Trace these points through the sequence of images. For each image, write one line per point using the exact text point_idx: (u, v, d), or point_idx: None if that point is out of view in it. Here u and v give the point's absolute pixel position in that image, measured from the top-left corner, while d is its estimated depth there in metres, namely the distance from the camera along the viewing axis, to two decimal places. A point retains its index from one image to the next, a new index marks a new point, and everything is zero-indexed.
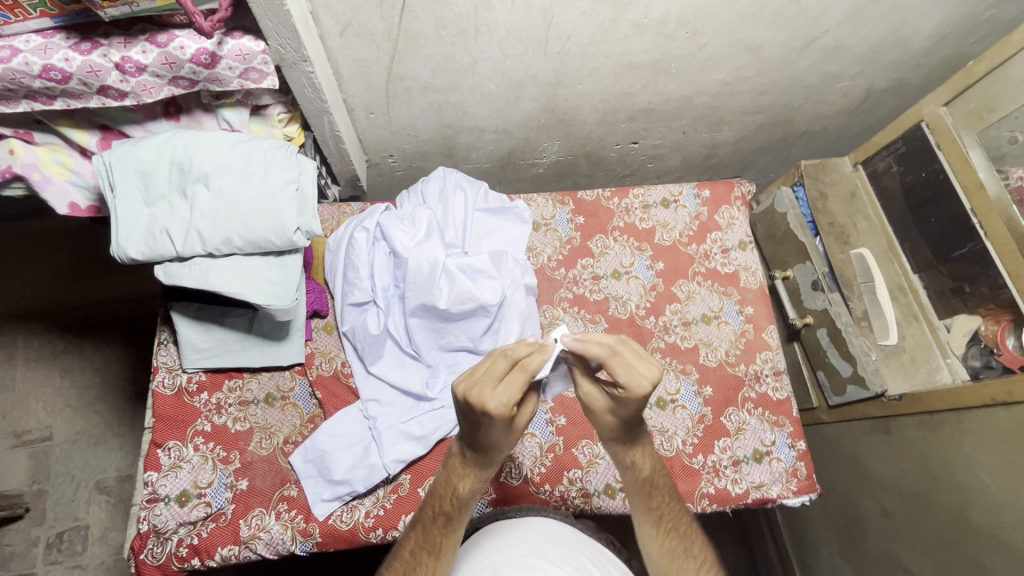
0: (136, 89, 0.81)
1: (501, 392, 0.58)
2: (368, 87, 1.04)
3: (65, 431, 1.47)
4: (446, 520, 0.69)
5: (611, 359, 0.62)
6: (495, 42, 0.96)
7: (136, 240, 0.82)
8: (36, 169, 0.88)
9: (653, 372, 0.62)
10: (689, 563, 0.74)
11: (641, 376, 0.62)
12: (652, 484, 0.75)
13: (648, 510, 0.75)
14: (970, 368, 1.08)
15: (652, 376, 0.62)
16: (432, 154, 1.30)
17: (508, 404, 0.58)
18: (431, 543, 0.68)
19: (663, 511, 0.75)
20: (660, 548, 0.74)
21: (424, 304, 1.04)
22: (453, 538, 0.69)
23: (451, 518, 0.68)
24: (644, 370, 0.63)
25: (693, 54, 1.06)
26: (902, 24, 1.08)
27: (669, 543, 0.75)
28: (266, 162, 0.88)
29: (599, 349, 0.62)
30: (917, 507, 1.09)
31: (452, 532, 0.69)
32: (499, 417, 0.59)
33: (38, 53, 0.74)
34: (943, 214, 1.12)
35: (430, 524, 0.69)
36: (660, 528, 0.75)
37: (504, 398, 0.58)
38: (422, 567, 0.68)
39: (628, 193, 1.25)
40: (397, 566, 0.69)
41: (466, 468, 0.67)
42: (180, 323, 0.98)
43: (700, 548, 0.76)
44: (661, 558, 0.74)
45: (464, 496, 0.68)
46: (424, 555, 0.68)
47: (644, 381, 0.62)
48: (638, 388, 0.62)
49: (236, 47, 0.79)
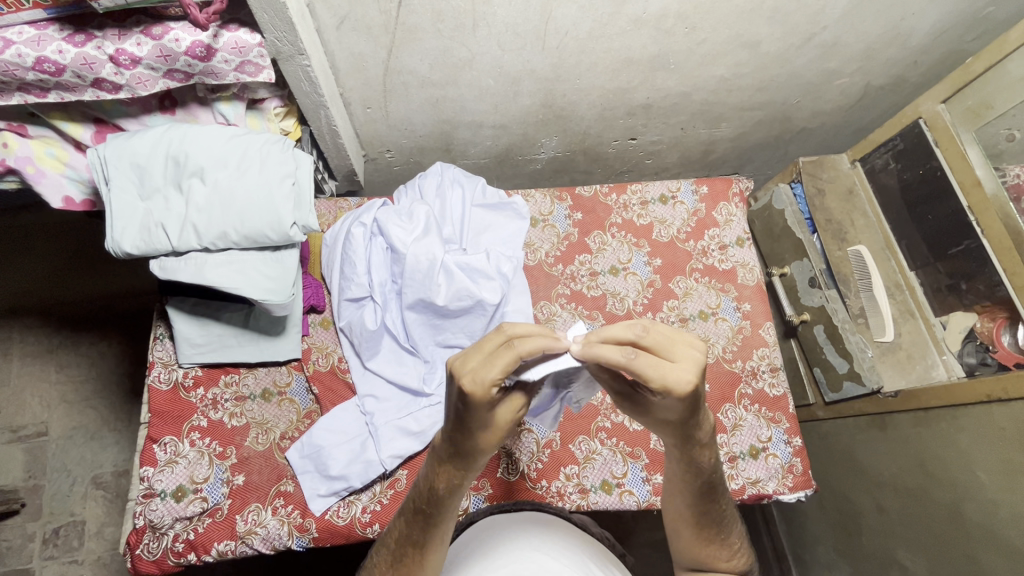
0: (131, 83, 0.80)
1: (483, 369, 0.52)
2: (365, 81, 1.03)
3: (61, 426, 1.46)
4: (425, 517, 0.64)
5: (639, 358, 0.53)
6: (493, 36, 0.96)
7: (131, 234, 0.82)
8: (30, 162, 0.87)
9: (689, 358, 0.54)
10: (722, 550, 0.70)
11: (677, 369, 0.54)
12: (709, 482, 0.66)
13: (693, 505, 0.67)
14: (966, 365, 1.09)
15: (690, 362, 0.54)
16: (430, 149, 1.30)
17: (492, 383, 0.53)
18: (416, 538, 0.65)
19: (710, 509, 0.67)
20: (693, 538, 0.69)
21: (422, 300, 1.04)
22: (437, 532, 0.65)
23: (429, 515, 0.64)
24: (681, 359, 0.54)
25: (691, 49, 1.06)
26: (901, 20, 1.08)
27: (705, 533, 0.69)
28: (263, 156, 0.87)
29: (620, 354, 0.53)
30: (912, 502, 1.09)
31: (432, 530, 0.65)
32: (479, 400, 0.53)
33: (32, 45, 0.73)
34: (940, 212, 1.12)
35: (411, 519, 0.65)
36: (698, 523, 0.68)
37: (491, 373, 0.52)
38: (407, 559, 0.65)
39: (627, 189, 1.25)
40: (384, 557, 0.67)
41: (449, 466, 0.61)
42: (176, 318, 0.98)
43: (735, 535, 0.70)
44: (693, 545, 0.70)
45: (441, 496, 0.63)
46: (408, 547, 0.65)
47: (681, 373, 0.53)
48: (679, 384, 0.53)
49: (232, 40, 0.78)
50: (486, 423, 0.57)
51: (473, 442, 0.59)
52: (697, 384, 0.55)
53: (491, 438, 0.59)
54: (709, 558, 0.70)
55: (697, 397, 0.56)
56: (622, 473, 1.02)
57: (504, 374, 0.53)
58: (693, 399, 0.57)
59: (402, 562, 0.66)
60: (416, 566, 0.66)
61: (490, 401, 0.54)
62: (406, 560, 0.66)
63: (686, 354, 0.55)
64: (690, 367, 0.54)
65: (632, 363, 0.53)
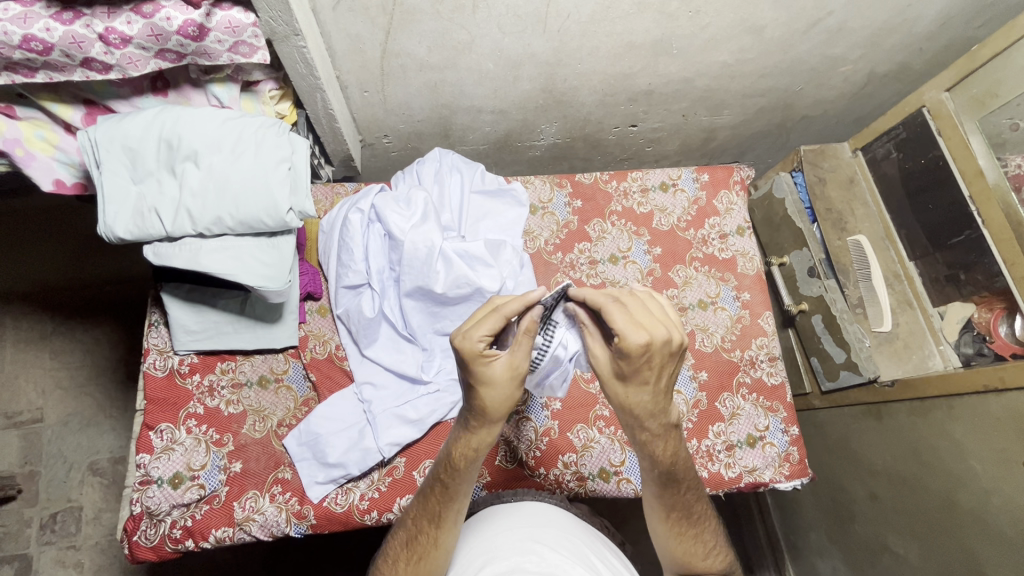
0: (122, 62, 0.78)
1: (473, 329, 0.58)
2: (362, 64, 1.01)
3: (57, 412, 1.45)
4: (443, 488, 0.68)
5: (613, 303, 0.59)
6: (493, 18, 0.94)
7: (124, 219, 0.80)
8: (19, 144, 0.85)
9: (657, 328, 0.56)
10: (698, 546, 0.74)
11: (639, 326, 0.56)
12: (670, 473, 0.69)
13: (660, 496, 0.71)
14: (962, 355, 1.10)
15: (658, 331, 0.56)
16: (427, 134, 1.28)
17: (480, 342, 0.57)
18: (432, 513, 0.69)
19: (676, 500, 0.71)
20: (666, 532, 0.73)
21: (420, 287, 1.03)
22: (453, 507, 0.69)
23: (448, 485, 0.68)
24: (647, 322, 0.57)
25: (695, 34, 1.04)
26: (909, 5, 1.06)
27: (678, 528, 0.73)
28: (258, 139, 0.85)
29: (602, 297, 0.59)
30: (905, 491, 1.10)
31: (449, 502, 0.69)
32: (472, 359, 0.57)
33: (17, 22, 0.70)
34: (941, 201, 1.11)
35: (429, 492, 0.70)
36: (670, 516, 0.72)
37: (476, 337, 0.57)
38: (423, 534, 0.69)
39: (627, 176, 1.24)
40: (400, 538, 0.71)
41: (471, 432, 0.65)
42: (171, 304, 0.96)
43: (710, 531, 0.75)
44: (668, 540, 0.73)
45: (460, 468, 0.67)
46: (424, 522, 0.70)
47: (640, 332, 0.55)
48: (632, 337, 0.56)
49: (226, 20, 0.76)
50: (486, 379, 0.59)
51: (480, 401, 0.61)
52: (651, 351, 0.56)
53: (496, 396, 0.61)
54: (690, 556, 0.74)
55: (644, 361, 0.56)
56: (621, 461, 1.02)
57: (491, 332, 0.58)
58: (643, 368, 0.58)
59: (417, 541, 0.69)
60: (430, 545, 0.69)
61: (484, 357, 0.58)
62: (421, 538, 0.69)
63: (656, 324, 0.57)
64: (650, 332, 0.56)
65: (606, 306, 0.58)
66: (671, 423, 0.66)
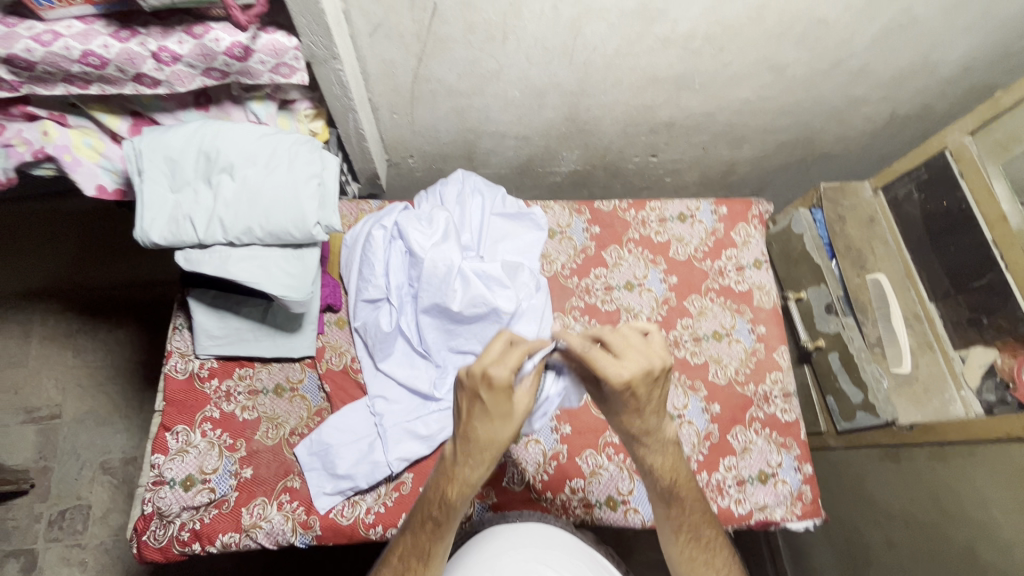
0: (170, 79, 0.83)
1: (504, 360, 0.61)
2: (394, 87, 1.05)
3: (74, 409, 1.49)
4: (434, 525, 0.69)
5: (591, 348, 0.65)
6: (522, 49, 0.97)
7: (159, 225, 0.84)
8: (68, 151, 0.90)
9: (636, 362, 0.63)
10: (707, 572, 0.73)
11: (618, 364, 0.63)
12: (671, 490, 0.73)
13: (667, 517, 0.74)
14: (984, 403, 1.07)
15: (637, 365, 0.63)
16: (452, 156, 1.32)
17: (508, 374, 0.60)
18: (421, 549, 0.70)
19: (684, 521, 0.73)
20: (679, 557, 0.74)
21: (437, 304, 1.05)
22: (440, 542, 0.70)
23: (439, 521, 0.68)
24: (627, 359, 0.63)
25: (717, 70, 1.07)
26: (931, 51, 1.08)
27: (689, 551, 0.74)
28: (291, 155, 0.89)
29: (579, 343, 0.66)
30: (925, 540, 1.07)
31: (439, 537, 0.69)
32: (499, 388, 0.60)
33: (79, 39, 0.76)
34: (963, 244, 1.10)
35: (419, 529, 0.70)
36: (683, 536, 0.73)
37: (502, 370, 0.60)
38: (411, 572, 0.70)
39: (645, 206, 1.26)
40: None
41: (468, 473, 0.65)
42: (196, 309, 0.99)
43: (720, 559, 0.74)
44: (681, 567, 0.74)
45: (452, 505, 0.67)
46: (412, 560, 0.70)
47: (622, 370, 0.62)
48: (614, 376, 0.62)
49: (270, 43, 0.81)
50: (505, 410, 0.62)
51: (490, 431, 0.63)
52: (634, 385, 0.62)
53: (508, 427, 0.63)
54: None
55: (630, 394, 0.63)
56: (629, 490, 1.00)
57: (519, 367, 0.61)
58: (630, 399, 0.65)
59: None
60: None
61: (508, 388, 0.61)
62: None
63: (635, 359, 0.63)
64: (631, 368, 0.62)
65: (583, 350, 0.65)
66: (668, 439, 0.71)
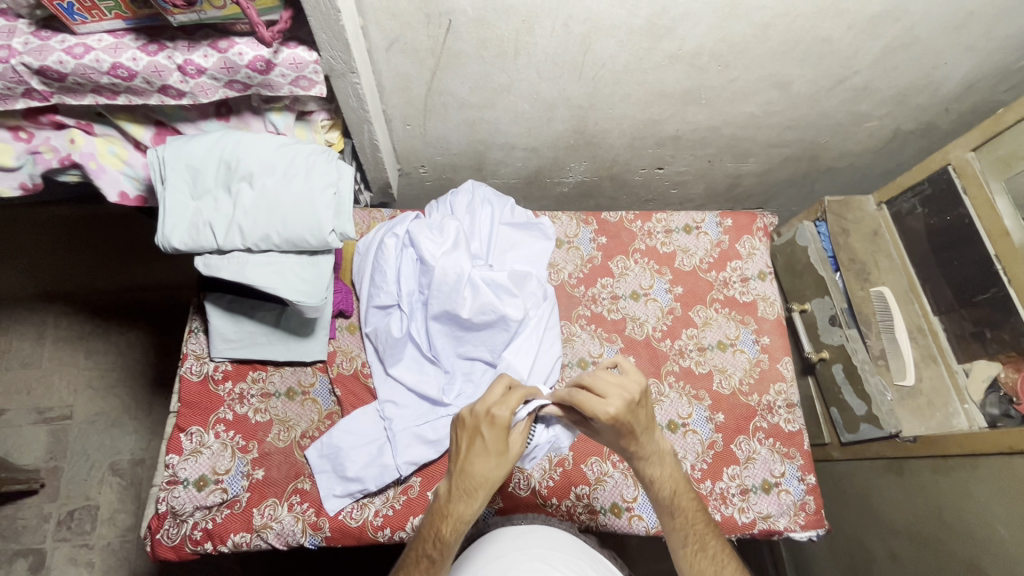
0: (194, 90, 0.86)
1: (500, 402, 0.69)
2: (408, 100, 1.08)
3: (85, 411, 1.51)
4: (429, 564, 0.68)
5: (578, 392, 0.72)
6: (534, 65, 1.00)
7: (180, 231, 0.86)
8: (93, 158, 0.93)
9: (619, 397, 0.70)
10: None
11: (604, 402, 0.70)
12: (673, 500, 0.77)
13: (671, 528, 0.77)
14: (989, 416, 1.09)
15: (620, 400, 0.70)
16: (462, 166, 1.34)
17: (502, 413, 0.68)
18: None
19: (690, 530, 0.76)
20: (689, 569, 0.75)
21: (447, 312, 1.07)
22: None
23: (436, 559, 0.68)
24: (611, 396, 0.70)
25: (723, 86, 1.09)
26: (934, 69, 1.10)
27: (699, 564, 0.75)
28: (308, 165, 0.92)
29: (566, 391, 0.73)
30: (928, 552, 1.07)
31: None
32: (495, 426, 0.68)
33: (109, 52, 0.79)
34: (966, 258, 1.12)
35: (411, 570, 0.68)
36: (691, 548, 0.75)
37: (503, 410, 0.68)
38: None
39: (651, 217, 1.28)
40: None
41: (462, 508, 0.68)
42: (213, 313, 1.02)
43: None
44: None
45: (447, 539, 0.68)
46: None
47: (608, 406, 0.69)
48: (602, 413, 0.69)
49: (291, 57, 0.84)
50: (501, 448, 0.68)
51: (487, 469, 0.68)
52: (620, 418, 0.69)
53: (503, 466, 0.69)
54: None
55: (618, 426, 0.70)
56: (633, 497, 1.02)
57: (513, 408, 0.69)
58: (619, 431, 0.71)
59: None
60: None
61: (503, 426, 0.68)
62: None
63: (618, 395, 0.70)
64: (615, 403, 0.69)
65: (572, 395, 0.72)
66: (663, 451, 0.76)
